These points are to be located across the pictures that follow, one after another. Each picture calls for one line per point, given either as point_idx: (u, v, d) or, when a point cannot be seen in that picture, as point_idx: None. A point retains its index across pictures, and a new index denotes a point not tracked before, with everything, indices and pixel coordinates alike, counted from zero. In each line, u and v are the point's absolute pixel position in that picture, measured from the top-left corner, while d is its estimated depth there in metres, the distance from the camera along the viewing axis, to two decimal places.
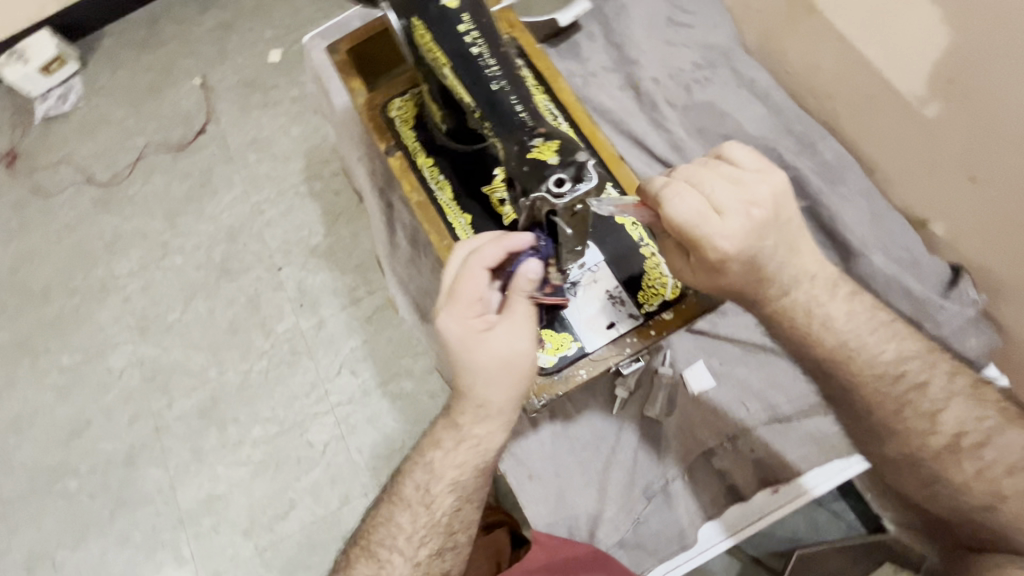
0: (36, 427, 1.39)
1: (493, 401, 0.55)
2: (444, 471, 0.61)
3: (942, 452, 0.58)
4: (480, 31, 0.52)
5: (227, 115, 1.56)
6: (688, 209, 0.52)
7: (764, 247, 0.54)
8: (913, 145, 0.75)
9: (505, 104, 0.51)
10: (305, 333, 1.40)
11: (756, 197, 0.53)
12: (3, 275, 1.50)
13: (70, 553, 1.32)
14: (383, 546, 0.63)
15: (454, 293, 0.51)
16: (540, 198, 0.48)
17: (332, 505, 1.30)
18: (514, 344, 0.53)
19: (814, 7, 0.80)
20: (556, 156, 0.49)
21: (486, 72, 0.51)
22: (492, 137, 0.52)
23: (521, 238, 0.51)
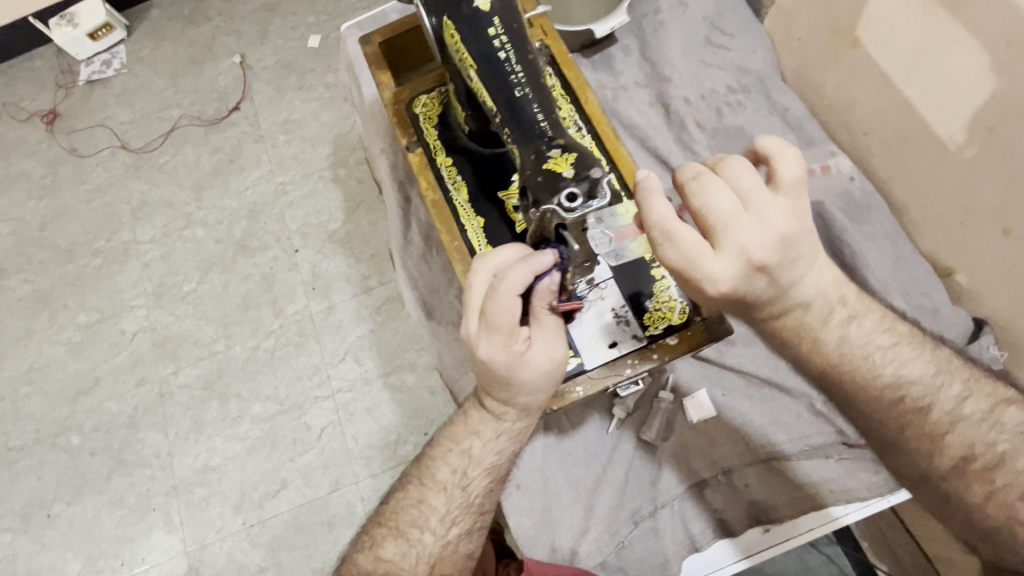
0: (47, 380, 1.43)
1: (537, 402, 0.56)
2: (483, 456, 0.62)
3: (950, 474, 0.52)
4: (509, 34, 0.50)
5: (261, 94, 1.59)
6: (682, 248, 0.48)
7: (761, 284, 0.51)
8: (948, 192, 0.73)
9: (526, 111, 0.50)
10: (314, 317, 1.41)
11: (762, 237, 0.48)
12: (32, 229, 1.54)
13: (64, 507, 1.34)
14: (412, 527, 0.61)
15: (492, 325, 0.48)
16: (551, 211, 0.46)
17: (322, 490, 1.30)
18: (554, 354, 0.53)
19: (857, 40, 0.78)
20: (571, 169, 0.47)
21: (511, 77, 0.50)
22: (510, 143, 0.51)
23: (543, 258, 0.47)
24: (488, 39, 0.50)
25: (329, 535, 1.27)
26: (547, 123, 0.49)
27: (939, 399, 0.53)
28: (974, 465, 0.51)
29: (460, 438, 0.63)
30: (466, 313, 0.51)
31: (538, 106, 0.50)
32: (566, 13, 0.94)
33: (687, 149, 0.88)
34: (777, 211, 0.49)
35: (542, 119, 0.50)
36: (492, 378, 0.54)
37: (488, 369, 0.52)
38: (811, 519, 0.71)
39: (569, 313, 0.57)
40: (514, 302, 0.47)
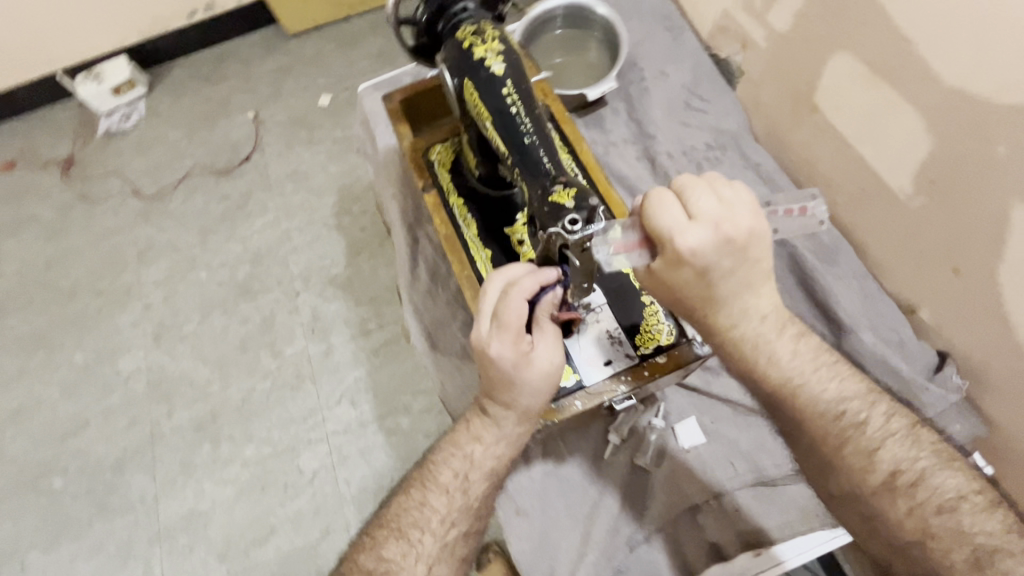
0: (36, 422, 1.43)
1: (536, 408, 0.60)
2: (484, 462, 0.64)
3: (880, 489, 0.56)
4: (518, 91, 0.59)
5: (272, 147, 1.70)
6: (665, 213, 0.52)
7: (723, 270, 0.53)
8: (903, 237, 0.81)
9: (534, 155, 0.58)
10: (312, 358, 1.45)
11: (734, 224, 0.52)
12: (37, 269, 1.59)
13: (42, 555, 1.31)
14: (413, 528, 0.63)
15: (503, 323, 0.54)
16: (556, 233, 0.53)
17: (312, 536, 1.29)
18: (553, 359, 0.58)
19: (815, 106, 0.89)
20: (572, 201, 0.54)
21: (521, 127, 0.58)
22: (520, 181, 0.60)
23: (548, 272, 0.56)
24: (501, 96, 0.58)
25: None
26: (552, 165, 0.58)
27: (871, 417, 0.58)
28: (901, 477, 0.56)
29: (462, 443, 0.65)
30: (477, 318, 0.57)
31: (544, 151, 0.58)
32: (561, 78, 1.07)
33: None
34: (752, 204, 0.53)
35: (547, 162, 0.58)
36: (495, 381, 0.58)
37: (494, 372, 0.57)
38: (791, 544, 0.75)
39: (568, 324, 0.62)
40: (523, 306, 0.55)
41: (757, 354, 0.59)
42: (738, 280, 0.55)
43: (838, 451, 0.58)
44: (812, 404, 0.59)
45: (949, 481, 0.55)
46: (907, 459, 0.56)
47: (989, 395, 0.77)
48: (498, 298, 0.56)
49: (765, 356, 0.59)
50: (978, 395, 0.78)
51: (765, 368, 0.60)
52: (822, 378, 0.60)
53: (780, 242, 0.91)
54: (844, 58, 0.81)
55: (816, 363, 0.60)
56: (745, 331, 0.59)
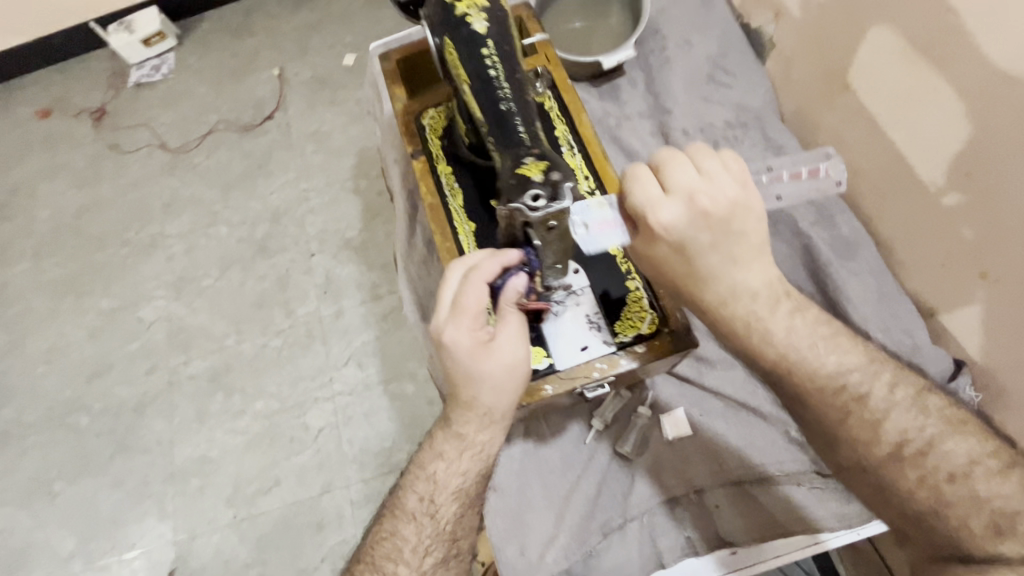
0: (65, 361, 1.49)
1: (500, 407, 0.57)
2: (448, 481, 0.63)
3: (889, 452, 0.56)
4: (498, 52, 0.55)
5: (295, 106, 1.68)
6: (643, 188, 0.54)
7: (702, 242, 0.55)
8: (930, 235, 0.75)
9: (508, 122, 0.54)
10: (323, 320, 1.46)
11: (709, 197, 0.53)
12: (68, 216, 1.64)
13: (69, 485, 1.38)
14: (387, 561, 0.64)
15: (460, 308, 0.52)
16: (516, 210, 0.49)
17: (314, 490, 1.33)
18: (515, 352, 0.55)
19: (848, 84, 0.81)
20: (540, 174, 0.50)
21: (497, 91, 0.54)
22: (493, 151, 0.56)
23: (510, 255, 0.54)
24: (480, 58, 0.55)
25: (316, 538, 1.30)
26: (526, 135, 0.53)
27: (874, 388, 0.57)
28: (911, 443, 0.55)
29: (425, 463, 0.65)
30: (436, 303, 0.55)
31: (520, 120, 0.54)
32: (589, 44, 1.01)
33: None
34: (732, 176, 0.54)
35: (522, 131, 0.54)
36: (456, 375, 0.56)
37: (451, 360, 0.55)
38: (777, 545, 0.72)
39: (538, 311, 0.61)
40: (483, 291, 0.52)
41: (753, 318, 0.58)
42: (721, 255, 0.56)
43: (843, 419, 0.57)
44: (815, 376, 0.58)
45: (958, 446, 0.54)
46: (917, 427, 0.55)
47: (1005, 410, 0.71)
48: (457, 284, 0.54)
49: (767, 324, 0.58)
50: (995, 409, 0.72)
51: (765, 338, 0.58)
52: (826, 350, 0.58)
53: (795, 232, 0.86)
54: (881, 32, 0.74)
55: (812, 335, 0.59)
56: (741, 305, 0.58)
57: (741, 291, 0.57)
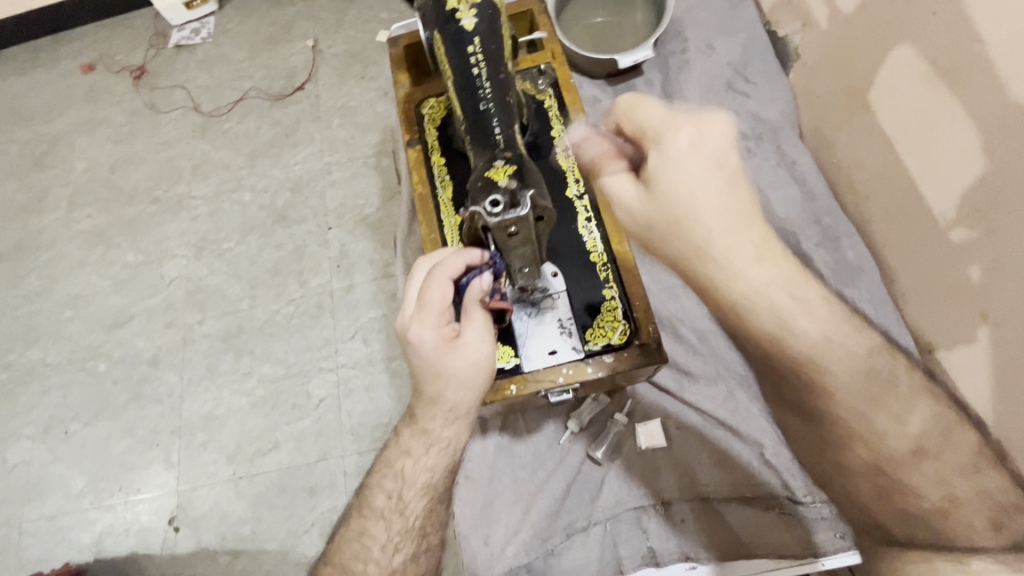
0: (90, 308, 1.56)
1: (466, 404, 0.57)
2: (416, 477, 0.64)
3: (907, 453, 0.59)
4: (484, 50, 0.55)
5: (326, 79, 1.69)
6: (650, 110, 0.60)
7: (693, 176, 0.58)
8: (935, 270, 0.72)
9: (486, 123, 0.55)
10: (334, 293, 1.49)
11: (700, 136, 0.58)
12: (103, 170, 1.70)
13: (84, 426, 1.46)
14: (356, 562, 0.65)
15: (425, 303, 0.52)
16: (477, 212, 0.50)
17: (310, 457, 1.37)
18: (480, 350, 0.54)
19: (868, 103, 0.78)
20: (506, 179, 0.51)
21: (478, 90, 0.55)
22: (471, 150, 0.57)
23: (472, 254, 0.54)
24: (466, 54, 0.55)
25: (308, 501, 1.34)
26: (501, 137, 0.55)
27: (856, 367, 0.61)
28: (925, 446, 0.59)
29: (393, 460, 0.66)
30: (402, 301, 0.55)
31: (498, 121, 0.55)
32: (618, 42, 0.99)
33: None
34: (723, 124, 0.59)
35: (499, 133, 0.55)
36: (421, 372, 0.56)
37: (416, 358, 0.55)
38: (747, 563, 0.72)
39: (502, 313, 0.59)
40: (448, 287, 0.52)
41: (781, 301, 0.60)
42: (710, 201, 0.58)
43: (868, 415, 0.60)
44: (843, 367, 0.61)
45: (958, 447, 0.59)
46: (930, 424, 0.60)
47: None
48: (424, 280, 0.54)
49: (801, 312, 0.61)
50: None
51: (794, 326, 0.60)
52: (849, 341, 0.61)
53: (798, 252, 0.84)
54: (904, 52, 0.71)
55: (834, 324, 0.62)
56: (735, 262, 0.59)
57: (726, 246, 0.59)
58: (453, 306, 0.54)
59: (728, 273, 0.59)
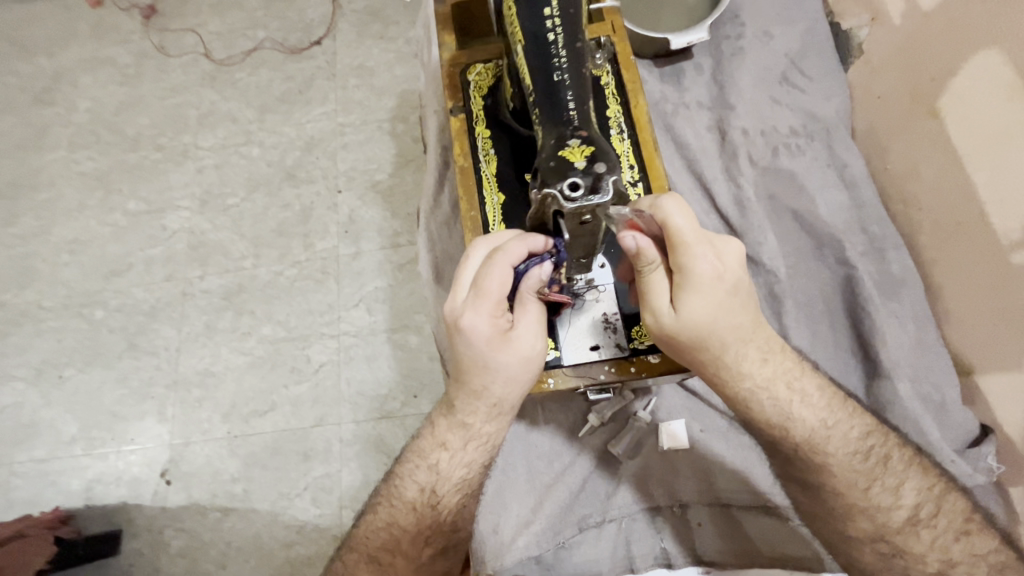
0: (87, 254, 1.50)
1: (511, 399, 0.56)
2: (452, 472, 0.63)
3: (904, 526, 0.60)
4: (562, 18, 0.51)
5: (344, 34, 1.60)
6: (682, 224, 0.50)
7: (722, 302, 0.52)
8: (989, 291, 0.70)
9: (559, 97, 0.50)
10: (340, 259, 1.42)
11: (727, 254, 0.53)
12: (107, 111, 1.62)
13: (76, 373, 1.41)
14: (384, 551, 0.65)
15: (481, 291, 0.50)
16: (551, 196, 0.46)
17: (306, 422, 1.32)
18: (532, 343, 0.53)
19: (937, 109, 0.75)
20: (583, 161, 0.47)
21: (552, 60, 0.50)
22: (537, 124, 0.52)
23: (536, 241, 0.51)
24: (542, 19, 0.51)
25: (302, 466, 1.29)
26: (575, 113, 0.50)
27: (850, 430, 0.62)
28: (919, 516, 0.60)
29: (426, 453, 0.64)
30: (455, 284, 0.52)
31: (572, 95, 0.50)
32: (657, 17, 0.92)
33: (733, 181, 0.86)
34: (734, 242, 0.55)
35: (573, 108, 0.50)
36: (466, 363, 0.54)
37: (465, 347, 0.53)
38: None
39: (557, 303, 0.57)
40: (507, 275, 0.50)
41: (785, 390, 0.60)
42: (731, 326, 0.54)
43: (867, 493, 0.60)
44: (842, 449, 0.61)
45: (947, 512, 0.60)
46: (922, 496, 0.60)
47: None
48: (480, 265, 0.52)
49: (804, 387, 0.61)
50: (1011, 483, 0.68)
51: (798, 412, 0.60)
52: (846, 422, 0.61)
53: (841, 260, 0.80)
54: (989, 58, 0.70)
55: (832, 408, 0.62)
56: (748, 360, 0.58)
57: (740, 354, 0.57)
58: (508, 294, 0.52)
59: (742, 370, 0.58)
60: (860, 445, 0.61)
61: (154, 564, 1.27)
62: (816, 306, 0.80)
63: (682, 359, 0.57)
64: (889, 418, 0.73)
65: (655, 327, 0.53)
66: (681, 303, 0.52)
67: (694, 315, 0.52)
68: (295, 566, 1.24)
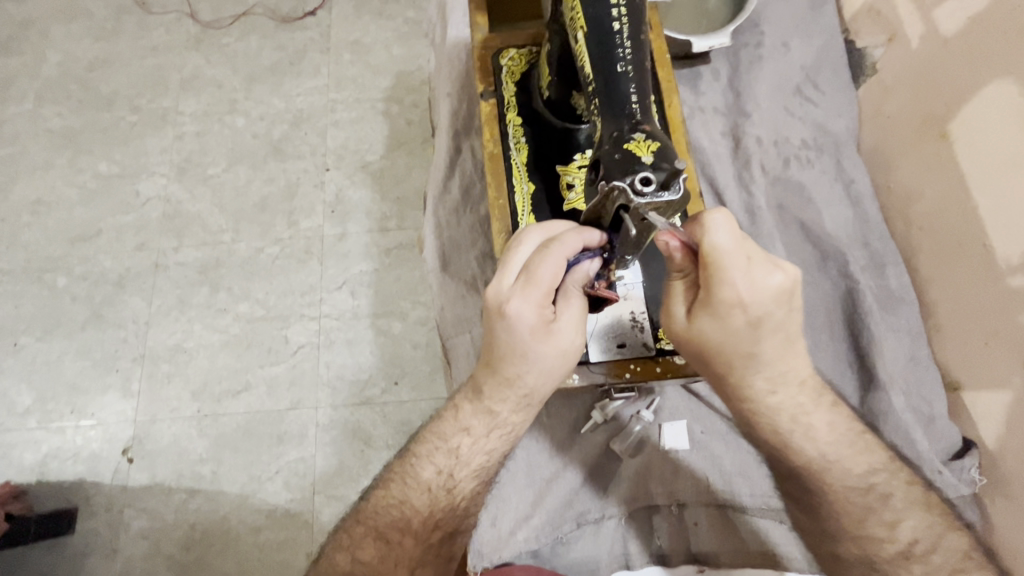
0: (52, 216, 1.41)
1: (542, 391, 0.57)
2: (472, 457, 0.64)
3: (896, 558, 0.61)
4: (629, 7, 0.51)
5: (341, 8, 1.54)
6: (719, 252, 0.47)
7: (736, 331, 0.51)
8: (980, 314, 0.72)
9: (620, 88, 0.50)
10: (325, 239, 1.37)
11: (764, 285, 0.49)
12: (80, 66, 1.52)
13: (34, 342, 1.33)
14: (393, 529, 0.64)
15: (532, 279, 0.49)
16: (619, 189, 0.46)
17: (282, 404, 1.27)
18: (572, 337, 0.53)
19: (947, 132, 0.77)
20: (650, 157, 0.47)
21: (616, 49, 0.50)
22: (596, 115, 0.52)
23: (591, 235, 0.51)
24: (606, 7, 0.51)
25: (275, 449, 1.24)
26: (638, 108, 0.50)
27: (841, 459, 0.62)
28: (913, 551, 0.61)
29: (447, 436, 0.65)
30: (503, 270, 0.51)
31: (635, 88, 0.50)
32: (669, 16, 0.91)
33: (744, 189, 0.87)
34: (787, 273, 0.50)
35: (634, 101, 0.50)
36: (503, 349, 0.53)
37: (506, 333, 0.52)
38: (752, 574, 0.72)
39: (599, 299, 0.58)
40: (561, 265, 0.49)
41: (798, 411, 0.61)
42: (743, 354, 0.54)
43: (861, 523, 0.62)
44: (843, 478, 0.62)
45: (944, 550, 0.60)
46: (920, 533, 0.61)
47: (1004, 498, 0.70)
48: (532, 253, 0.51)
49: (805, 410, 0.61)
50: (990, 497, 0.71)
51: (791, 434, 0.62)
52: (841, 458, 0.62)
53: (842, 272, 0.82)
54: (1004, 86, 0.70)
55: (840, 441, 0.63)
56: (752, 386, 0.58)
57: (745, 376, 0.57)
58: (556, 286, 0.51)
59: (744, 392, 0.59)
60: (863, 479, 0.62)
61: (111, 545, 1.20)
62: (818, 317, 0.82)
63: (688, 361, 0.58)
64: (881, 428, 0.75)
65: (666, 324, 0.54)
66: (696, 317, 0.51)
67: (702, 331, 0.52)
68: (263, 552, 1.19)
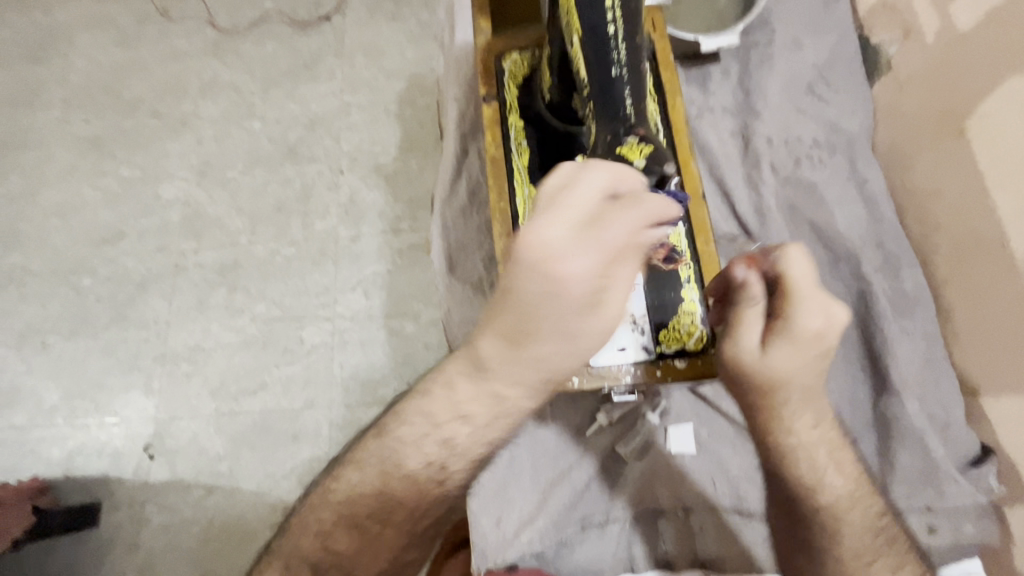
0: (78, 219, 1.45)
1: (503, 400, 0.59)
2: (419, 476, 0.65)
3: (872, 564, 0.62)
4: (624, 9, 0.50)
5: (355, 12, 1.55)
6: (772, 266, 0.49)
7: (808, 363, 0.55)
8: (1002, 319, 0.70)
9: (616, 91, 0.50)
10: (339, 240, 1.38)
11: (833, 318, 0.54)
12: (104, 73, 1.57)
13: (61, 340, 1.37)
14: (341, 542, 0.68)
15: (604, 229, 0.43)
16: None
17: (296, 404, 1.29)
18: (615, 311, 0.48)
19: (965, 130, 0.75)
20: (642, 160, 0.48)
21: (611, 53, 0.50)
22: (590, 118, 0.51)
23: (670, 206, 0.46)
24: (601, 10, 0.51)
25: (290, 447, 1.26)
26: (632, 110, 0.50)
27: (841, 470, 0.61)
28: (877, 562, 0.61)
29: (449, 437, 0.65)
30: (561, 206, 0.43)
31: (629, 91, 0.50)
32: (678, 15, 0.90)
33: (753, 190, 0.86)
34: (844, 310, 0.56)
35: (629, 104, 0.50)
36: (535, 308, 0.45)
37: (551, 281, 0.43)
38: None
39: None
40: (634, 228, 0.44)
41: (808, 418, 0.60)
42: (801, 389, 0.57)
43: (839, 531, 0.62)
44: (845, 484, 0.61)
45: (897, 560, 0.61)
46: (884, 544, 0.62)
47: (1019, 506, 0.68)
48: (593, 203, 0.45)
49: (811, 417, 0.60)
50: (1008, 503, 0.69)
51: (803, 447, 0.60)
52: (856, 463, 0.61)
53: (855, 275, 0.81)
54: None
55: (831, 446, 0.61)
56: (798, 420, 0.59)
57: (793, 415, 0.59)
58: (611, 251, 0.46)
59: (790, 427, 0.59)
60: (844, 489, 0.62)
61: (134, 539, 1.24)
62: None
63: (738, 395, 0.59)
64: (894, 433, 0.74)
65: (732, 356, 0.56)
66: (770, 348, 0.54)
67: (775, 362, 0.55)
68: None
